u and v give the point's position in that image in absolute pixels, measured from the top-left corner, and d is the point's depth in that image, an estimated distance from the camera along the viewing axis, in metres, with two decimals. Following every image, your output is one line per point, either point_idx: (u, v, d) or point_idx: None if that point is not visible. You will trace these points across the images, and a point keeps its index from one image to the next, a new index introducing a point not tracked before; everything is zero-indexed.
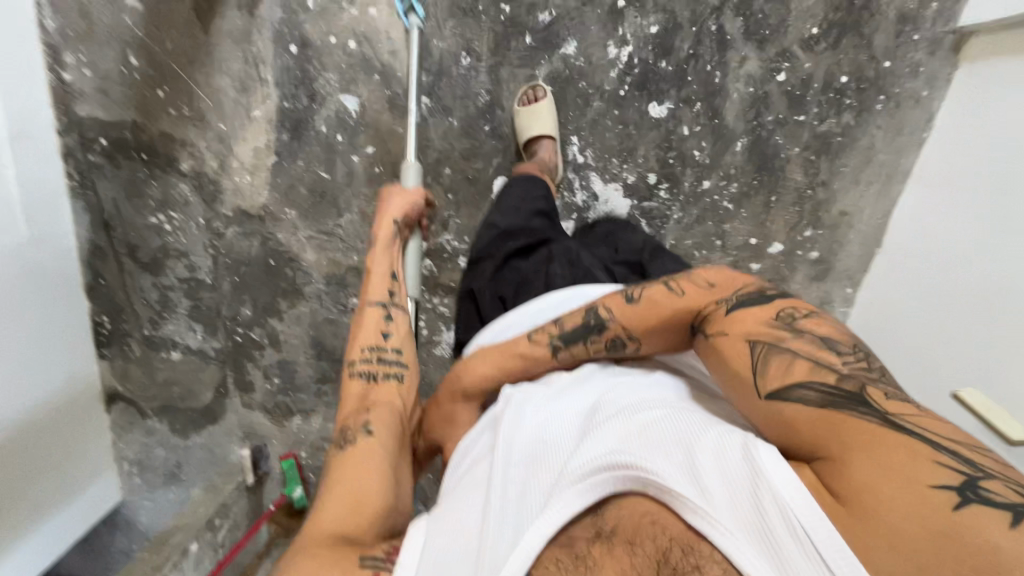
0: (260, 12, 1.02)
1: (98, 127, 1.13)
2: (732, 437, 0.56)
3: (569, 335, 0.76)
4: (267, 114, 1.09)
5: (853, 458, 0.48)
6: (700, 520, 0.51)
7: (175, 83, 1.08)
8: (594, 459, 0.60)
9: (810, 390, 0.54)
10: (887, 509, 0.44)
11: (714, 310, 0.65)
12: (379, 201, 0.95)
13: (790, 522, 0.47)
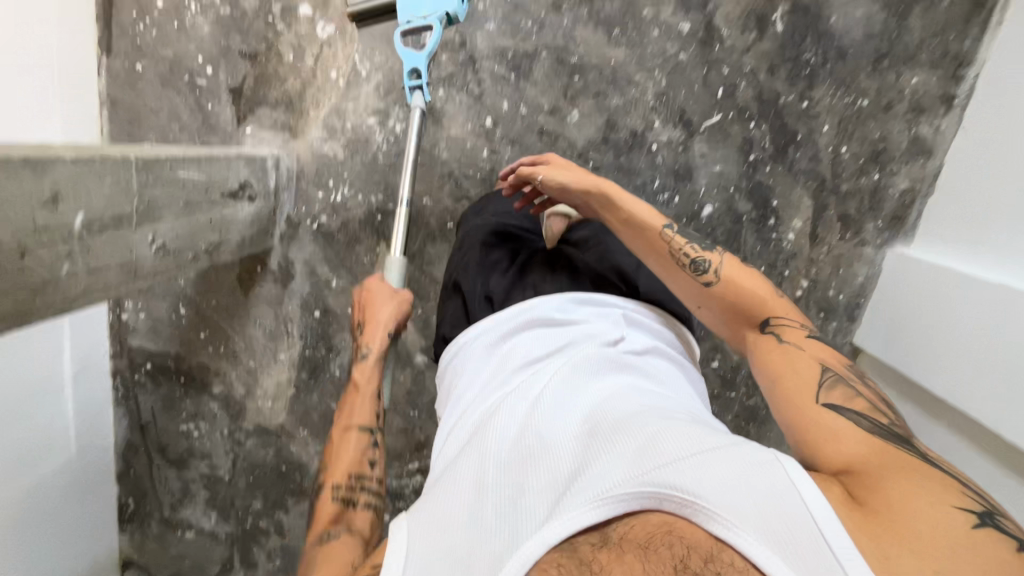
0: (292, 288, 1.22)
1: (145, 355, 1.33)
2: (756, 452, 0.55)
3: (688, 237, 0.82)
4: (291, 358, 1.28)
5: (887, 485, 0.51)
6: (729, 532, 0.49)
7: (215, 329, 1.29)
8: (607, 463, 0.56)
9: (859, 418, 0.60)
10: (922, 526, 0.47)
11: (794, 323, 0.73)
12: (366, 308, 0.90)
13: (818, 540, 0.47)
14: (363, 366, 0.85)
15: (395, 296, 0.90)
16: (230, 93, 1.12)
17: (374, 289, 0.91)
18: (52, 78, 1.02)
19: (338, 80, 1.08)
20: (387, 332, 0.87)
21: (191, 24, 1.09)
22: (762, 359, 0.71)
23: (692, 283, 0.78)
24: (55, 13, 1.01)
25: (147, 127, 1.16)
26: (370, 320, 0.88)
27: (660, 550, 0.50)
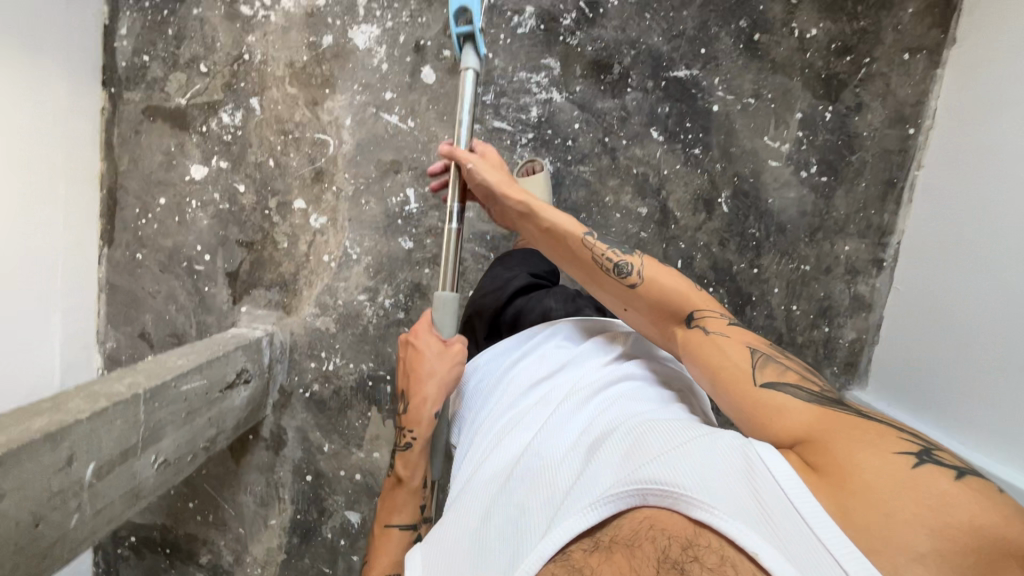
0: (284, 454, 1.24)
1: (129, 527, 1.30)
2: (724, 438, 0.54)
3: (607, 241, 0.80)
4: (281, 522, 1.27)
5: (840, 444, 0.51)
6: (709, 516, 0.47)
7: (204, 497, 1.28)
8: (596, 474, 0.56)
9: (791, 389, 0.59)
10: (873, 475, 0.47)
11: (716, 314, 0.71)
12: (416, 362, 0.81)
13: (794, 516, 0.46)
14: (407, 455, 0.79)
15: (444, 359, 0.81)
16: (227, 276, 1.19)
17: (422, 346, 0.82)
18: (54, 283, 1.09)
19: (330, 262, 1.16)
20: (433, 410, 0.78)
21: (191, 218, 1.17)
22: (686, 339, 0.70)
23: (615, 284, 0.76)
24: (61, 221, 1.08)
25: (145, 309, 1.21)
26: (416, 393, 0.79)
27: (644, 544, 0.48)
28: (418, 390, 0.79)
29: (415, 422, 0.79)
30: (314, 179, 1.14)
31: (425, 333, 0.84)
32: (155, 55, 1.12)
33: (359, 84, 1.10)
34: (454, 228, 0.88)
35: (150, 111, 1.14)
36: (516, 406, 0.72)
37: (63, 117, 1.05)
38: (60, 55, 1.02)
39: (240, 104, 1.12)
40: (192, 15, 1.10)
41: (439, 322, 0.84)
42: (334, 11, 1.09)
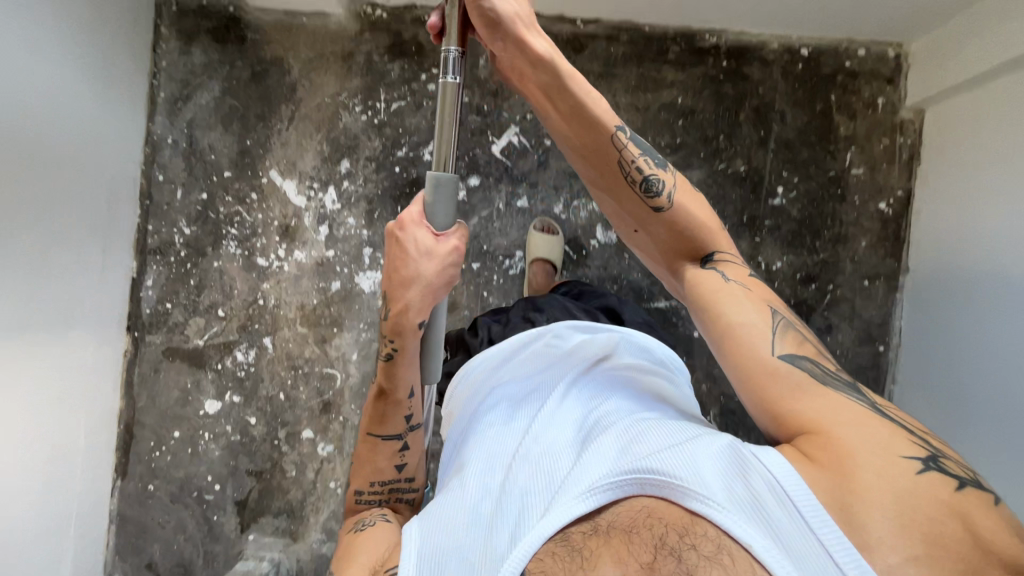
0: None
1: None
2: (721, 440, 0.63)
3: (640, 143, 0.75)
4: None
5: (842, 433, 0.56)
6: (710, 510, 0.56)
7: None
8: (609, 468, 0.62)
9: (807, 366, 0.62)
10: (882, 487, 0.53)
11: (733, 259, 0.73)
12: (394, 261, 0.68)
13: (783, 501, 0.55)
14: (392, 371, 0.72)
15: (435, 267, 0.67)
16: (236, 504, 1.21)
17: (411, 250, 0.67)
18: (71, 528, 1.10)
19: (336, 487, 1.20)
20: (417, 330, 0.70)
21: (202, 449, 1.22)
22: (700, 285, 0.69)
23: (640, 202, 0.73)
24: (80, 474, 1.12)
25: (153, 538, 1.23)
26: (397, 306, 0.68)
27: (649, 531, 0.57)
28: (399, 300, 0.68)
29: (398, 332, 0.70)
30: (322, 409, 1.20)
31: (419, 233, 0.67)
32: (177, 303, 1.22)
33: (365, 322, 1.19)
34: (451, 80, 0.64)
35: (169, 352, 1.22)
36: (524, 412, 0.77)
37: (89, 374, 1.13)
38: (91, 320, 1.11)
39: (254, 343, 1.21)
40: (212, 266, 1.21)
41: (436, 216, 0.67)
42: (341, 260, 1.19)
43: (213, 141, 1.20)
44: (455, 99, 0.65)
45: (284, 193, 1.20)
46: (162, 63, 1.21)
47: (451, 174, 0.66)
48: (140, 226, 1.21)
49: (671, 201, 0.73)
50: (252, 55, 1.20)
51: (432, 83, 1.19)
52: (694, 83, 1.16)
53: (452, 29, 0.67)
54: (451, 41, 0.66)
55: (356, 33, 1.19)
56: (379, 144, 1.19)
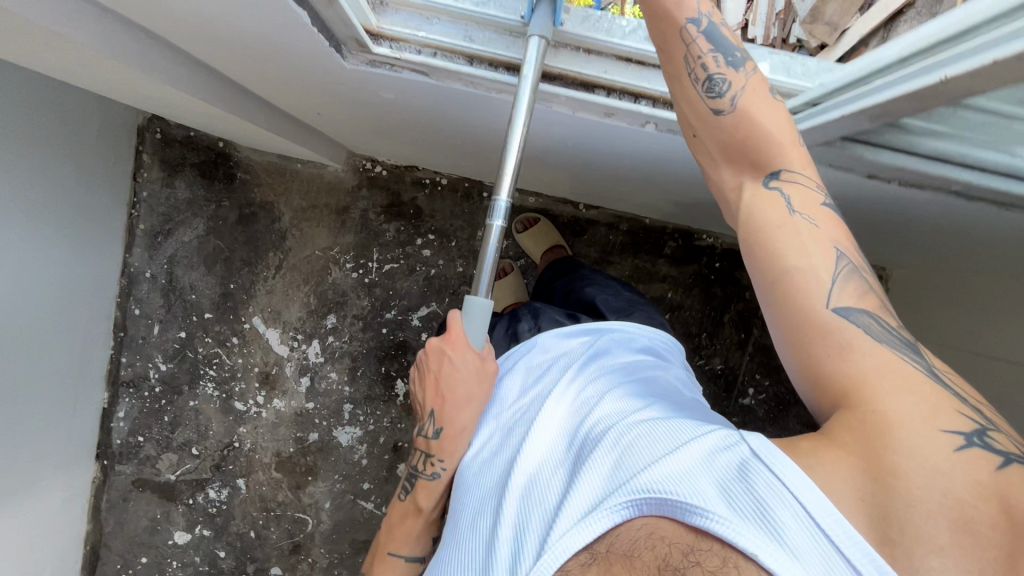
0: None
1: None
2: (710, 440, 0.49)
3: (716, 31, 0.51)
4: None
5: (887, 406, 0.42)
6: (712, 523, 0.42)
7: None
8: (595, 485, 0.48)
9: (860, 316, 0.46)
10: (911, 467, 0.40)
11: (809, 182, 0.51)
12: (438, 370, 0.66)
13: (790, 507, 0.42)
14: (429, 487, 0.68)
15: (482, 385, 0.67)
16: None
17: (457, 362, 0.66)
18: None
19: None
20: (467, 442, 0.67)
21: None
22: (752, 213, 0.51)
23: (694, 105, 0.52)
24: None
25: None
26: (448, 405, 0.66)
27: (641, 553, 0.43)
28: (452, 413, 0.66)
29: (443, 453, 0.67)
30: (291, 550, 1.23)
31: (461, 350, 0.66)
32: (150, 437, 1.21)
33: (340, 474, 1.22)
34: (495, 227, 0.54)
35: (139, 483, 1.22)
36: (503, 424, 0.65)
37: (59, 512, 1.12)
38: (61, 464, 1.10)
39: (227, 482, 1.22)
40: (188, 405, 1.20)
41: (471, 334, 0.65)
42: (321, 413, 1.20)
43: (194, 280, 1.16)
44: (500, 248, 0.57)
45: (266, 341, 1.18)
46: (143, 193, 1.14)
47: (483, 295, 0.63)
48: (113, 357, 1.18)
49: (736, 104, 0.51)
50: (240, 198, 1.15)
51: (427, 248, 1.17)
52: (685, 279, 1.19)
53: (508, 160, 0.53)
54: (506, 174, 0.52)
55: (354, 187, 1.16)
56: (368, 304, 1.18)
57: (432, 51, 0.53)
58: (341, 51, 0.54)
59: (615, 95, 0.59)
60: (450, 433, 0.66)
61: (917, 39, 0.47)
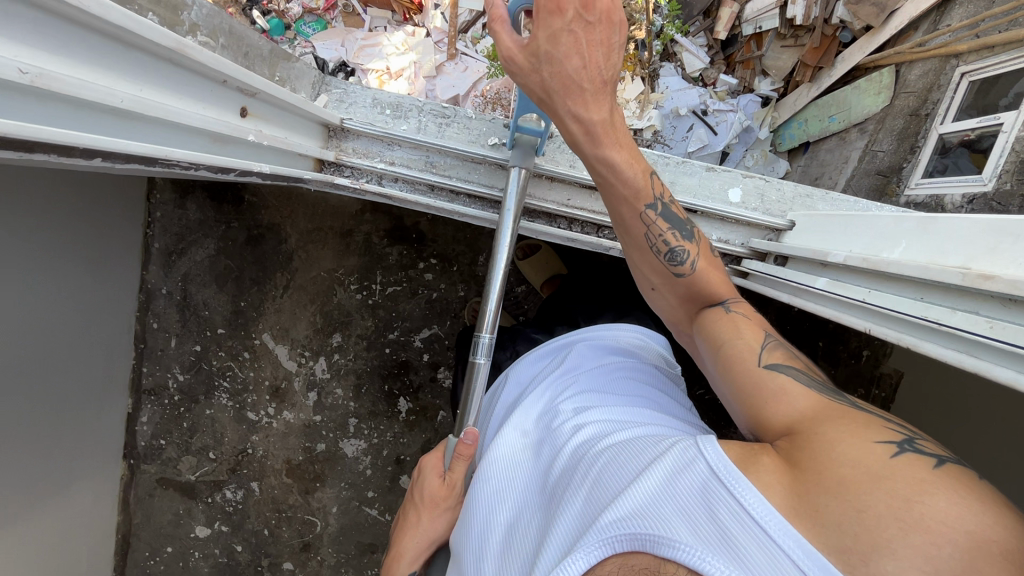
0: None
1: None
2: (668, 457, 0.45)
3: (670, 212, 0.60)
4: None
5: (823, 431, 0.43)
6: (686, 555, 0.37)
7: None
8: (567, 528, 0.45)
9: (788, 370, 0.50)
10: (843, 469, 0.39)
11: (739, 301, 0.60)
12: (417, 467, 0.73)
13: (751, 530, 0.38)
14: None
15: (433, 517, 0.69)
16: None
17: (419, 484, 0.71)
18: None
19: None
20: (429, 545, 0.70)
21: (192, 564, 1.34)
22: (709, 327, 0.57)
23: (663, 271, 0.60)
24: None
25: None
26: (418, 506, 0.71)
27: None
28: (418, 515, 0.70)
29: (411, 558, 0.70)
30: (301, 548, 1.31)
31: (426, 470, 0.71)
32: (171, 440, 1.29)
33: (345, 482, 1.28)
34: (481, 365, 0.64)
35: (163, 481, 1.31)
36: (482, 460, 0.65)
37: (92, 509, 1.21)
38: (92, 467, 1.18)
39: (241, 484, 1.30)
40: (204, 413, 1.27)
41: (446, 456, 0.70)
42: (327, 425, 1.26)
43: (207, 297, 1.22)
44: (482, 374, 0.66)
45: (275, 356, 1.23)
46: (157, 214, 1.19)
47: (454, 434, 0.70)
48: (134, 367, 1.25)
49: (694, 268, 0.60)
50: (248, 219, 1.19)
51: (428, 273, 1.20)
52: None
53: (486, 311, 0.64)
54: (490, 297, 0.63)
55: (358, 212, 1.18)
56: (372, 324, 1.22)
57: (395, 176, 0.72)
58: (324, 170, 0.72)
59: (571, 225, 0.77)
60: (415, 534, 0.70)
61: (869, 235, 0.54)
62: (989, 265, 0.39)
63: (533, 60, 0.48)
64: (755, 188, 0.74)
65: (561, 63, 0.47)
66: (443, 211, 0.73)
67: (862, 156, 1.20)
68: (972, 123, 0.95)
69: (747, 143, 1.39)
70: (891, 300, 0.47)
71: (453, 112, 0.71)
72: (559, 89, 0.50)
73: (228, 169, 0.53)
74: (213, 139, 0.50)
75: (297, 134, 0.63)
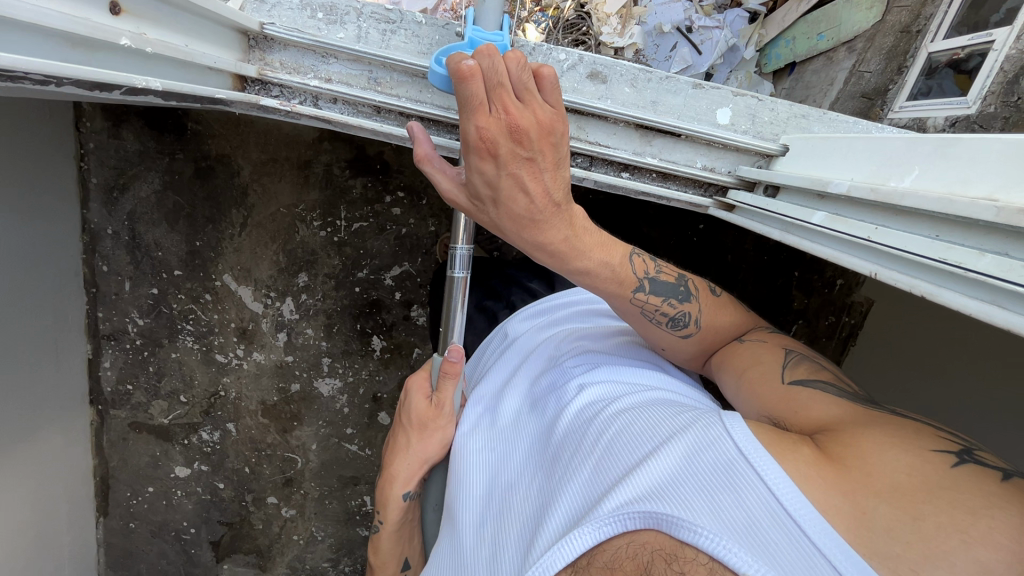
0: None
1: None
2: (690, 436, 0.46)
3: (660, 283, 0.65)
4: None
5: (870, 440, 0.46)
6: (707, 541, 0.38)
7: None
8: (577, 493, 0.46)
9: (817, 385, 0.56)
10: (899, 475, 0.42)
11: (759, 338, 0.67)
12: (403, 390, 0.72)
13: (782, 519, 0.40)
14: (392, 509, 0.72)
15: (423, 439, 0.69)
16: (210, 542, 1.39)
17: (407, 406, 0.70)
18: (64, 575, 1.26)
19: (299, 539, 1.38)
20: (425, 464, 0.70)
21: (176, 502, 1.35)
22: (736, 352, 0.65)
23: (673, 337, 0.66)
24: (66, 529, 1.24)
25: (138, 560, 1.40)
26: (408, 429, 0.70)
27: (624, 565, 0.40)
28: (410, 438, 0.70)
29: (407, 479, 0.71)
30: (284, 483, 1.34)
31: (413, 392, 0.70)
32: (138, 385, 1.25)
33: (324, 420, 1.28)
34: (459, 277, 0.66)
35: (135, 425, 1.29)
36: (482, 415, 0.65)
37: (62, 457, 1.19)
38: (56, 416, 1.14)
39: (217, 425, 1.28)
40: (171, 357, 1.23)
41: (433, 377, 0.70)
42: (300, 365, 1.23)
43: (158, 237, 1.13)
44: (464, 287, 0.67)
45: (239, 298, 1.18)
46: (90, 145, 1.07)
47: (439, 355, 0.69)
48: (89, 313, 1.19)
49: (700, 325, 0.66)
50: (194, 150, 1.08)
51: (396, 207, 1.13)
52: (668, 242, 1.13)
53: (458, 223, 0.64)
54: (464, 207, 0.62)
55: (315, 140, 1.09)
56: (339, 262, 1.17)
57: (332, 96, 0.65)
58: (249, 87, 0.65)
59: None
60: (408, 455, 0.70)
61: (872, 161, 0.51)
62: (1019, 195, 0.36)
63: (478, 199, 0.53)
64: (746, 107, 0.68)
65: (506, 204, 0.51)
66: (391, 137, 0.67)
67: (847, 78, 1.13)
68: (962, 41, 0.89)
69: (731, 64, 1.29)
70: (900, 239, 0.44)
71: (399, 16, 0.62)
72: (511, 223, 0.53)
73: (111, 85, 0.45)
74: (72, 43, 0.40)
75: (199, 41, 0.54)
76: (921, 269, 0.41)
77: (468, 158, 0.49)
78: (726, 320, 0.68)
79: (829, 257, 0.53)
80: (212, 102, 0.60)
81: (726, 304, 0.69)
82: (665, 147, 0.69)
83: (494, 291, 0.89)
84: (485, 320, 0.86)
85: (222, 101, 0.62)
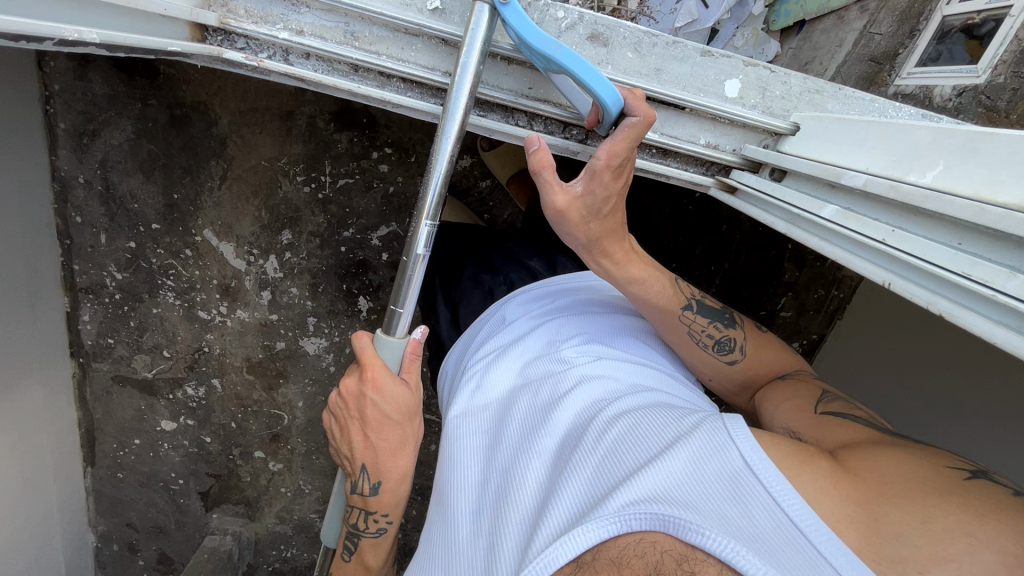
0: None
1: None
2: (695, 439, 0.47)
3: (705, 308, 0.73)
4: None
5: (887, 458, 0.49)
6: (718, 546, 0.38)
7: None
8: (581, 489, 0.45)
9: (848, 415, 0.60)
10: (909, 483, 0.45)
11: (799, 375, 0.71)
12: (371, 394, 0.63)
13: (785, 527, 0.41)
14: (393, 505, 0.70)
15: (412, 422, 0.68)
16: (199, 493, 1.41)
17: (387, 405, 0.64)
18: (54, 522, 1.27)
19: (286, 492, 1.41)
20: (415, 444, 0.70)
21: (164, 454, 1.36)
22: (776, 386, 0.69)
23: (717, 361, 0.71)
24: (53, 479, 1.25)
25: (127, 509, 1.42)
26: (396, 422, 0.66)
27: (631, 562, 0.40)
28: (401, 430, 0.67)
29: (403, 470, 0.69)
30: (271, 438, 1.35)
31: (389, 390, 0.63)
32: (119, 339, 1.23)
33: (309, 378, 1.28)
34: (418, 255, 0.58)
35: (118, 378, 1.27)
36: (472, 399, 0.64)
37: (45, 409, 1.18)
38: (36, 369, 1.13)
39: (202, 381, 1.28)
40: (151, 312, 1.20)
41: (394, 366, 0.65)
42: (285, 324, 1.22)
43: (133, 188, 1.08)
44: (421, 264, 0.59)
45: (221, 254, 1.15)
46: (54, 86, 1.00)
47: (402, 336, 0.63)
48: (64, 265, 1.15)
49: (744, 354, 0.72)
50: (167, 96, 1.02)
51: (384, 163, 1.09)
52: (663, 209, 1.11)
53: (426, 193, 0.56)
54: (431, 179, 0.55)
55: (296, 90, 1.02)
56: (324, 220, 1.13)
57: (304, 51, 0.60)
58: (211, 38, 0.60)
59: (532, 123, 0.67)
60: (401, 443, 0.68)
61: (890, 150, 0.49)
62: None
63: (591, 213, 0.62)
64: (757, 79, 0.64)
65: (608, 216, 0.63)
66: (369, 98, 0.63)
67: (857, 40, 1.08)
68: (979, 4, 0.83)
69: (739, 19, 1.22)
70: (918, 246, 0.42)
71: None
72: (599, 234, 0.64)
73: (40, 37, 0.42)
74: None
75: None
76: (938, 277, 0.40)
77: (598, 176, 0.58)
78: (770, 356, 0.73)
79: (838, 260, 0.51)
80: (169, 55, 0.56)
81: (769, 340, 0.75)
82: (668, 120, 0.66)
83: (489, 264, 0.85)
84: (480, 295, 0.82)
85: (181, 54, 0.57)
